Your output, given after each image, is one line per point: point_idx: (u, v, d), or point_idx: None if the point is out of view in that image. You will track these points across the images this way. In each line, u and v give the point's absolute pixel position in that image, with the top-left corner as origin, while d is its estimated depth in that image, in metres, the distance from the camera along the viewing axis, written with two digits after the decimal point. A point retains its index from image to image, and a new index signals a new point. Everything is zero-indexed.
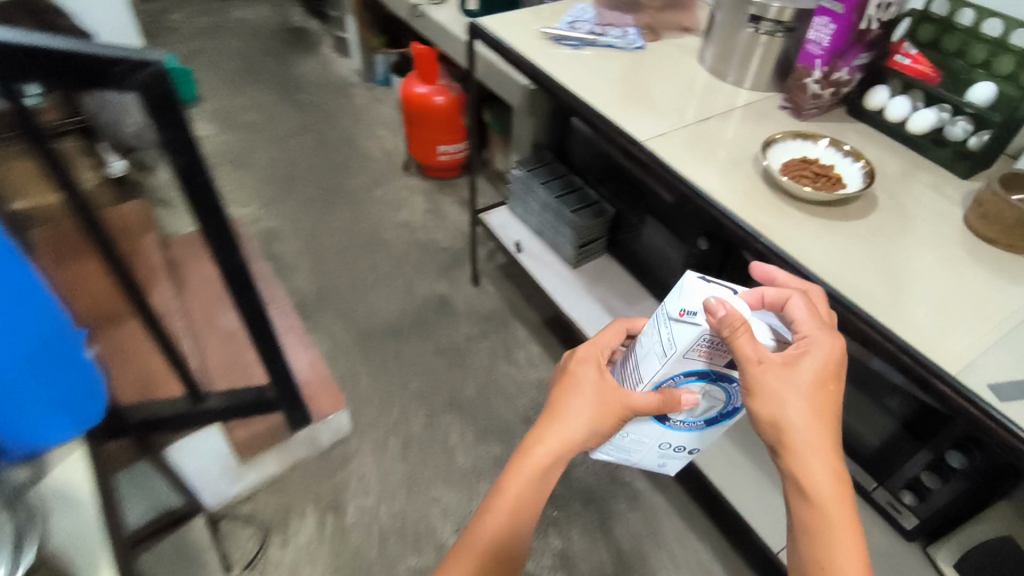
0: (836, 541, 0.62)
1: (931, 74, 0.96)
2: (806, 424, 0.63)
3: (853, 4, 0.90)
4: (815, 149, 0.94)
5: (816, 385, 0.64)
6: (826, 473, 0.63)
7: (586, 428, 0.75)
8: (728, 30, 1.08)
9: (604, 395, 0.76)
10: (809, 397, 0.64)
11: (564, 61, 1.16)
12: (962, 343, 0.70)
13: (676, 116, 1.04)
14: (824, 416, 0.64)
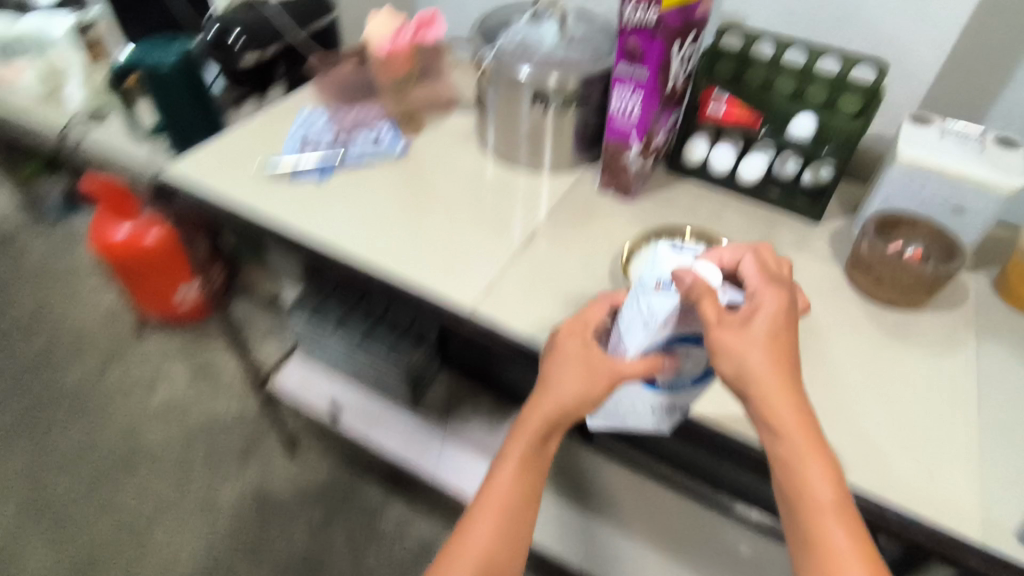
0: (829, 523, 0.49)
1: (751, 118, 0.80)
2: (772, 396, 0.50)
3: (656, 66, 0.70)
4: None
5: (775, 349, 0.51)
6: (810, 446, 0.50)
7: (575, 395, 0.61)
8: (507, 116, 0.85)
9: (589, 362, 0.61)
10: (771, 364, 0.50)
11: (314, 205, 0.83)
12: (943, 470, 0.58)
13: (493, 248, 0.78)
14: (786, 376, 0.51)
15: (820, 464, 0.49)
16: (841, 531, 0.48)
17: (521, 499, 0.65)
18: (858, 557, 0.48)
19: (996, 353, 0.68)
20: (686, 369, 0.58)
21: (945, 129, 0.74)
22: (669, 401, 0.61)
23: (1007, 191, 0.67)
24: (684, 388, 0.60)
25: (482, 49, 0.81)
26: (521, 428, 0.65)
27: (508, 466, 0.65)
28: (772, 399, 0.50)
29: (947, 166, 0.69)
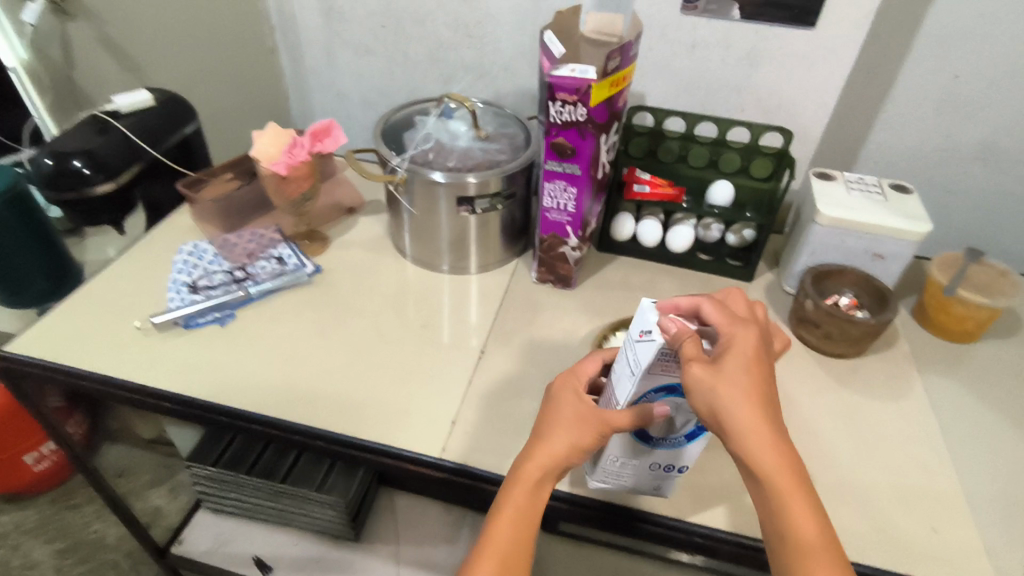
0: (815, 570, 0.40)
1: (675, 193, 0.81)
2: (754, 435, 0.42)
3: (588, 162, 0.68)
4: None
5: (755, 387, 0.43)
6: (791, 486, 0.42)
7: (573, 442, 0.50)
8: (427, 222, 0.78)
9: (586, 408, 0.52)
10: (749, 403, 0.43)
11: (221, 359, 0.70)
12: (952, 523, 0.57)
13: (445, 371, 0.71)
14: (765, 407, 0.43)
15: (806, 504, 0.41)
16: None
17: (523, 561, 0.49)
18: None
19: (947, 387, 0.70)
20: (677, 424, 0.53)
21: (847, 184, 0.79)
22: (666, 456, 0.55)
23: (917, 238, 0.72)
24: (679, 442, 0.55)
25: (391, 159, 0.73)
26: (512, 482, 0.50)
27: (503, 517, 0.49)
28: (747, 445, 0.42)
29: (861, 219, 0.73)
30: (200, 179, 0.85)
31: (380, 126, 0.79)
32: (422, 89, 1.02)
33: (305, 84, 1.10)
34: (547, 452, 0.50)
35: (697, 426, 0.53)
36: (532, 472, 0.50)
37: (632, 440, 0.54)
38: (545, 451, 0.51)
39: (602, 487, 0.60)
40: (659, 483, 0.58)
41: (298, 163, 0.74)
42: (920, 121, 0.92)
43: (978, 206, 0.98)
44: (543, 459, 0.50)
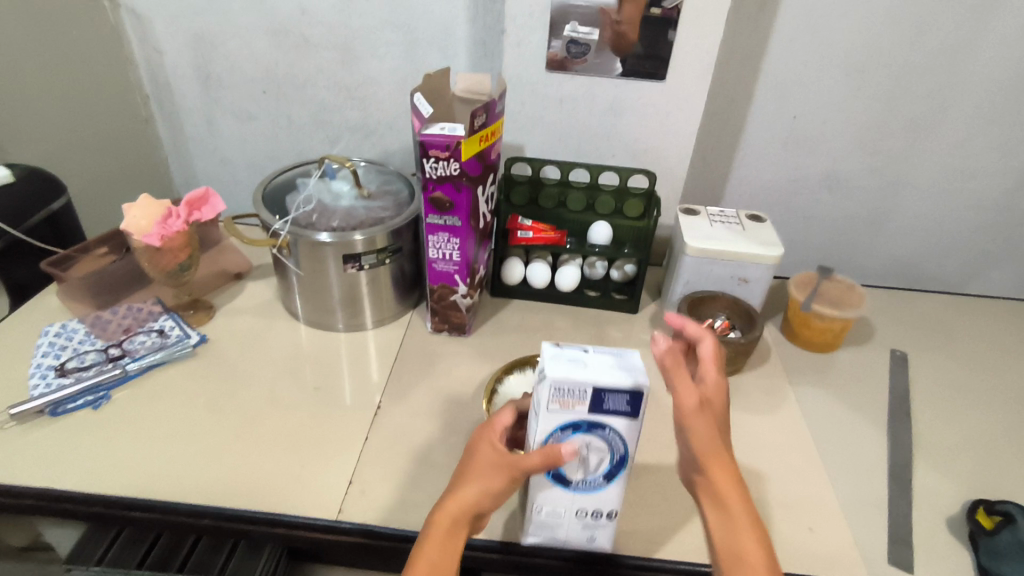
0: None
1: (557, 236, 0.85)
2: (723, 459, 0.45)
3: (467, 213, 0.71)
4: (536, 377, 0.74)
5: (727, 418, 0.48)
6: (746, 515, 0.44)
7: (485, 490, 0.48)
8: (316, 282, 0.78)
9: (498, 454, 0.50)
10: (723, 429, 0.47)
11: (94, 445, 0.65)
12: (825, 520, 0.61)
13: (342, 432, 0.69)
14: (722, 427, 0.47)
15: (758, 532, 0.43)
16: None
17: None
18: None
19: (815, 394, 0.77)
20: (592, 466, 0.51)
21: (710, 218, 0.86)
22: (589, 501, 0.53)
23: (772, 261, 0.79)
24: (599, 485, 0.52)
25: (272, 223, 0.73)
26: (427, 538, 0.47)
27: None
28: (716, 472, 0.44)
29: (723, 248, 0.80)
30: (69, 256, 0.80)
31: (259, 192, 0.79)
32: (309, 151, 1.03)
33: (186, 153, 1.08)
34: (460, 500, 0.48)
35: (613, 465, 0.51)
36: (444, 525, 0.47)
37: (547, 482, 0.52)
38: (456, 503, 0.48)
39: (536, 542, 0.56)
40: (590, 533, 0.55)
41: (173, 234, 0.72)
42: (771, 157, 1.03)
43: (829, 228, 1.10)
44: (456, 509, 0.47)
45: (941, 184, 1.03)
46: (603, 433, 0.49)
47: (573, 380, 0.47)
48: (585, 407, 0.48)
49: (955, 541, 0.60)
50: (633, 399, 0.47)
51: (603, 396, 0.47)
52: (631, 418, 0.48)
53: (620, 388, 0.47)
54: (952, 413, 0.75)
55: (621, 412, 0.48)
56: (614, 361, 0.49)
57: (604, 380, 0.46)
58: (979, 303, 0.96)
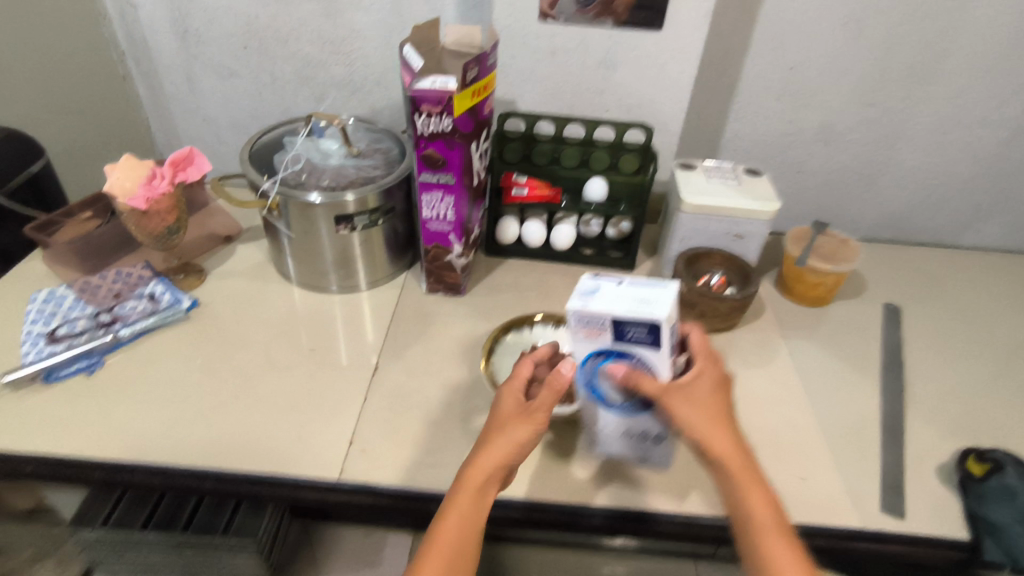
0: (774, 548, 0.47)
1: (552, 194, 0.84)
2: (719, 438, 0.50)
3: (461, 171, 0.70)
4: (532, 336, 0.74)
5: (718, 405, 0.52)
6: (753, 481, 0.49)
7: (517, 440, 0.51)
8: (308, 244, 0.77)
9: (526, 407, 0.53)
10: (711, 414, 0.51)
11: (91, 411, 0.65)
12: (819, 470, 0.62)
13: (340, 394, 0.69)
14: (713, 411, 0.51)
15: (759, 490, 0.49)
16: (787, 553, 0.47)
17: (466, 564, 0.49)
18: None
19: (809, 348, 0.77)
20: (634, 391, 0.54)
21: (706, 172, 0.85)
22: (637, 422, 0.57)
23: (769, 216, 0.79)
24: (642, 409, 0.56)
25: (261, 184, 0.71)
26: (460, 488, 0.50)
27: (451, 523, 0.49)
28: (722, 455, 0.50)
29: (720, 203, 0.79)
30: (53, 220, 0.79)
31: (246, 151, 0.76)
32: (294, 109, 1.00)
33: (166, 112, 1.04)
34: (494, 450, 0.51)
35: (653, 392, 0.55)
36: (478, 479, 0.50)
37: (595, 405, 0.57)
38: (491, 457, 0.51)
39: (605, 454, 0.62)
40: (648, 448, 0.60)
41: (158, 196, 0.70)
42: (767, 110, 1.01)
43: (823, 182, 1.10)
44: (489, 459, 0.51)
45: (937, 135, 1.02)
46: (634, 361, 0.52)
47: (591, 312, 0.49)
48: (607, 336, 0.51)
49: (944, 488, 0.62)
50: (653, 330, 0.49)
51: (624, 328, 0.50)
52: (658, 349, 0.50)
53: (637, 321, 0.48)
54: (943, 364, 0.76)
55: (646, 342, 0.50)
56: (639, 293, 0.50)
57: (619, 313, 0.48)
58: (971, 255, 0.96)
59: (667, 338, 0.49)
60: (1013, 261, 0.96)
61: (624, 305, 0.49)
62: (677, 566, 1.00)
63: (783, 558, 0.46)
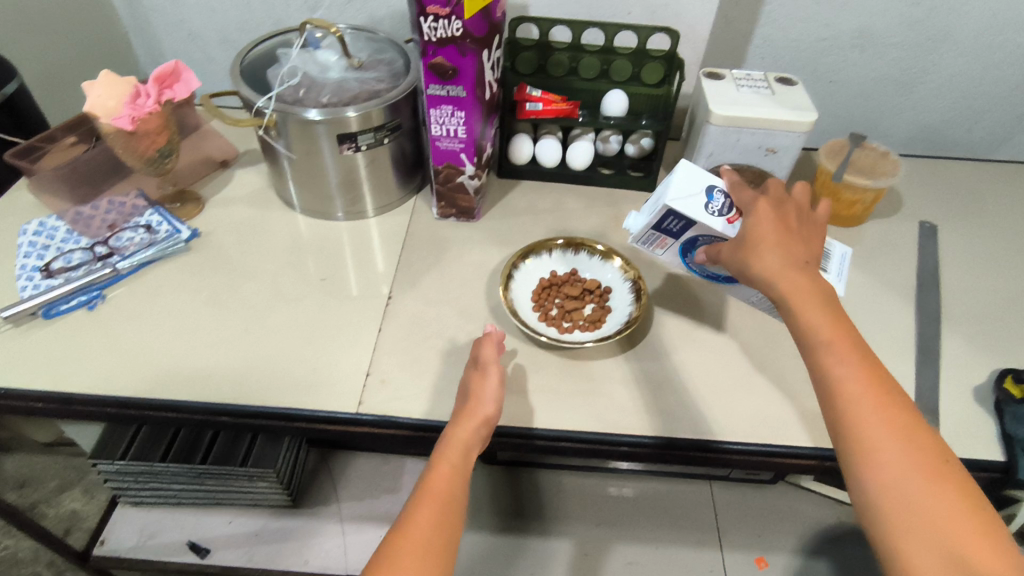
0: (833, 364, 0.43)
1: (569, 107, 0.77)
2: (767, 260, 0.49)
3: (473, 83, 0.64)
4: (551, 263, 0.71)
5: (770, 229, 0.51)
6: (811, 299, 0.46)
7: (493, 402, 0.53)
8: (310, 165, 0.72)
9: (494, 373, 0.55)
10: (759, 239, 0.50)
11: (97, 346, 0.62)
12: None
13: (353, 325, 0.66)
14: (772, 241, 0.50)
15: (819, 310, 0.46)
16: (847, 368, 0.43)
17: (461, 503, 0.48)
18: (879, 404, 0.42)
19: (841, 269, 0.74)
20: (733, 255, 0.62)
21: (736, 81, 0.78)
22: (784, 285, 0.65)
23: (804, 129, 0.73)
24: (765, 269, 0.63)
25: (256, 100, 0.65)
26: (446, 442, 0.50)
27: (444, 467, 0.48)
28: (783, 284, 0.47)
29: (751, 115, 0.73)
30: (37, 146, 0.73)
31: (237, 65, 0.70)
32: (286, 22, 0.92)
33: (147, 26, 0.96)
34: (474, 411, 0.52)
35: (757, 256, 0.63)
36: (468, 431, 0.51)
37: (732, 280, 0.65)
38: (477, 411, 0.52)
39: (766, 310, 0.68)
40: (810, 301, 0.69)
41: (145, 116, 0.65)
42: (801, 12, 0.92)
43: (856, 91, 1.02)
44: (469, 418, 0.51)
45: (983, 37, 0.94)
46: (704, 241, 0.62)
47: (643, 227, 0.65)
48: (667, 236, 0.64)
49: (981, 410, 0.60)
50: (676, 216, 0.60)
51: (665, 224, 0.62)
52: (697, 223, 0.59)
53: (660, 217, 0.61)
54: (981, 284, 0.72)
55: (688, 223, 0.60)
56: (659, 194, 0.62)
57: (648, 221, 0.63)
58: (1010, 167, 0.91)
59: (692, 210, 0.58)
60: None
61: (652, 210, 0.63)
62: (692, 486, 1.02)
63: (845, 374, 0.43)
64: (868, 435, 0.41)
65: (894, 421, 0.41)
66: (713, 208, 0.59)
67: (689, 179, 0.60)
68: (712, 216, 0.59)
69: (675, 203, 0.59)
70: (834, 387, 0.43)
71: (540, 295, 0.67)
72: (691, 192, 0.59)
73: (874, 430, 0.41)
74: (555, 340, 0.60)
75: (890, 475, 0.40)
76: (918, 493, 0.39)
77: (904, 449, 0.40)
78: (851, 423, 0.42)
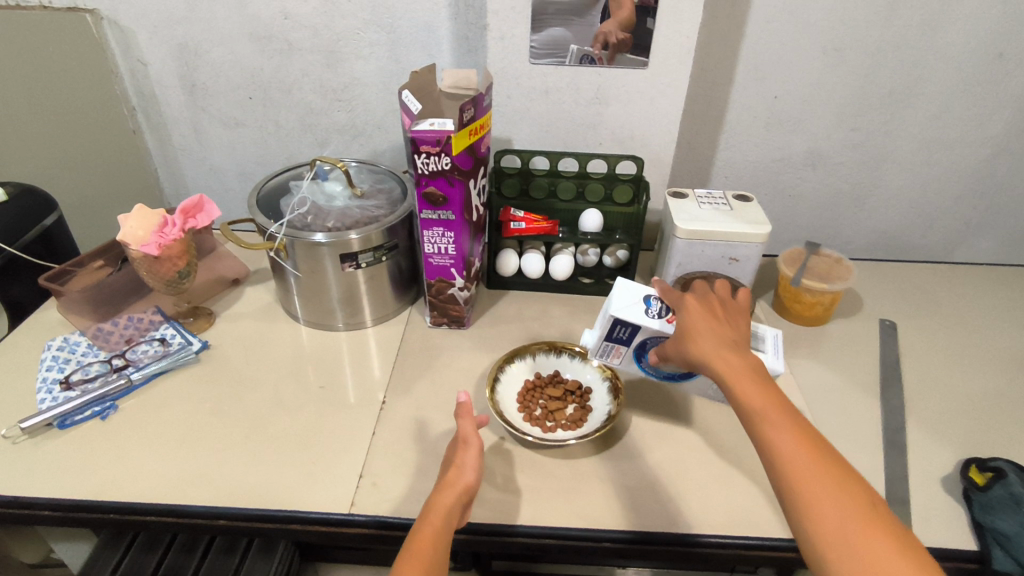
0: (769, 431, 0.49)
1: (549, 226, 0.86)
2: (704, 346, 0.56)
3: (461, 207, 0.72)
4: (537, 365, 0.76)
5: (700, 320, 0.59)
6: (744, 376, 0.53)
7: (469, 477, 0.56)
8: (315, 282, 0.79)
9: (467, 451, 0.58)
10: (693, 329, 0.58)
11: (106, 454, 0.66)
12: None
13: (349, 429, 0.70)
14: (706, 330, 0.58)
15: (753, 385, 0.52)
16: (782, 432, 0.49)
17: (440, 567, 0.51)
18: (812, 461, 0.47)
19: (809, 367, 0.79)
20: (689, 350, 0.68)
21: (698, 199, 0.87)
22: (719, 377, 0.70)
23: (761, 239, 0.81)
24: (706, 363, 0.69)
25: (268, 226, 0.74)
26: (430, 511, 0.53)
27: (425, 531, 0.51)
28: (720, 366, 0.54)
29: (712, 228, 0.81)
30: (67, 270, 0.80)
31: (254, 197, 0.79)
32: (298, 155, 1.04)
33: (175, 162, 1.08)
34: (453, 485, 0.55)
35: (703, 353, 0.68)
36: (449, 498, 0.54)
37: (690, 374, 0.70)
38: (458, 480, 0.56)
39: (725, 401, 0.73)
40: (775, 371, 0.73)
41: (170, 242, 0.73)
42: (753, 137, 1.05)
43: (814, 204, 1.13)
44: (449, 493, 0.55)
45: (920, 155, 1.06)
46: (653, 343, 0.67)
47: (595, 344, 0.70)
48: (620, 345, 0.69)
49: (951, 499, 0.62)
50: (622, 324, 0.66)
51: (615, 333, 0.68)
52: (641, 327, 0.65)
53: (608, 327, 0.67)
54: (942, 377, 0.77)
55: (634, 328, 0.66)
56: (604, 309, 0.69)
57: (600, 333, 0.69)
58: (961, 268, 0.98)
59: (635, 315, 0.66)
60: (1002, 273, 0.98)
61: (601, 323, 0.69)
62: None
63: (784, 442, 0.48)
64: (808, 493, 0.46)
65: (831, 475, 0.46)
66: (652, 312, 0.66)
67: (627, 292, 0.68)
68: (651, 318, 0.65)
69: (619, 311, 0.66)
70: (773, 452, 0.49)
71: (524, 397, 0.71)
72: (630, 302, 0.67)
73: (814, 490, 0.46)
74: (539, 439, 0.64)
75: (833, 526, 0.44)
76: (860, 544, 0.43)
77: (841, 497, 0.45)
78: (795, 486, 0.46)
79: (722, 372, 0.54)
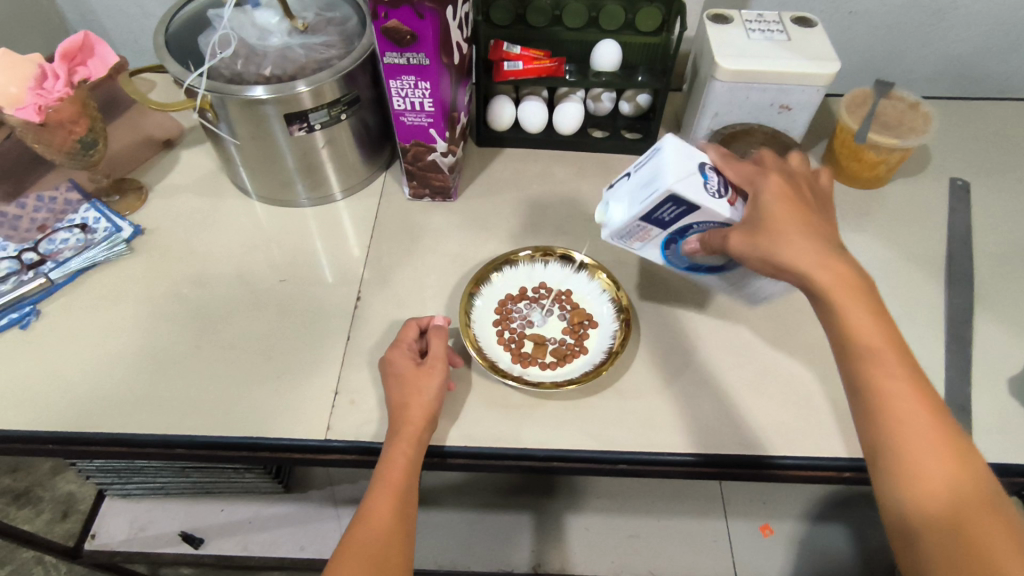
0: (877, 369, 0.40)
1: (554, 65, 0.67)
2: (798, 246, 0.44)
3: (438, 49, 0.54)
4: (532, 276, 0.63)
5: (788, 211, 0.45)
6: (852, 294, 0.42)
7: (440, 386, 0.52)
8: (261, 148, 0.63)
9: (433, 360, 0.53)
10: (781, 223, 0.45)
11: (35, 372, 0.56)
12: None
13: (320, 332, 0.60)
14: (803, 228, 0.45)
15: (864, 308, 0.42)
16: (898, 372, 0.40)
17: (412, 492, 0.49)
18: (923, 411, 0.39)
19: (860, 241, 0.67)
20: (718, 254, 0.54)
21: (746, 25, 0.67)
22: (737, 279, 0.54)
23: (826, 82, 0.63)
24: None
25: (184, 79, 0.55)
26: (399, 432, 0.50)
27: (397, 463, 0.49)
28: (827, 277, 0.43)
29: (764, 68, 0.63)
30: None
31: (160, 34, 0.59)
32: None
33: None
34: (420, 398, 0.51)
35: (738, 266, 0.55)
36: (406, 453, 0.49)
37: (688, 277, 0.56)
38: (421, 395, 0.51)
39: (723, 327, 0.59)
40: None
41: (56, 103, 0.55)
42: None
43: None
44: (420, 403, 0.51)
45: None
46: (700, 228, 0.52)
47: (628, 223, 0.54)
48: (655, 226, 0.54)
49: (1014, 404, 0.55)
50: (676, 204, 0.50)
51: (657, 213, 0.52)
52: (698, 208, 0.49)
53: (653, 206, 0.50)
54: (1016, 253, 0.65)
55: (685, 209, 0.50)
56: (649, 175, 0.51)
57: (635, 211, 0.52)
58: None
59: (695, 190, 0.49)
60: None
61: (639, 199, 0.51)
62: None
63: (893, 389, 0.40)
64: (909, 449, 0.38)
65: (942, 433, 0.38)
66: (712, 187, 0.50)
67: (679, 157, 0.50)
68: (713, 198, 0.49)
69: (678, 185, 0.48)
70: (881, 393, 0.40)
71: (500, 318, 0.61)
72: (685, 170, 0.49)
73: (924, 455, 0.38)
74: (520, 383, 0.54)
75: (931, 488, 0.37)
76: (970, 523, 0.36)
77: (950, 462, 0.38)
78: (895, 438, 0.39)
79: (821, 286, 0.43)
